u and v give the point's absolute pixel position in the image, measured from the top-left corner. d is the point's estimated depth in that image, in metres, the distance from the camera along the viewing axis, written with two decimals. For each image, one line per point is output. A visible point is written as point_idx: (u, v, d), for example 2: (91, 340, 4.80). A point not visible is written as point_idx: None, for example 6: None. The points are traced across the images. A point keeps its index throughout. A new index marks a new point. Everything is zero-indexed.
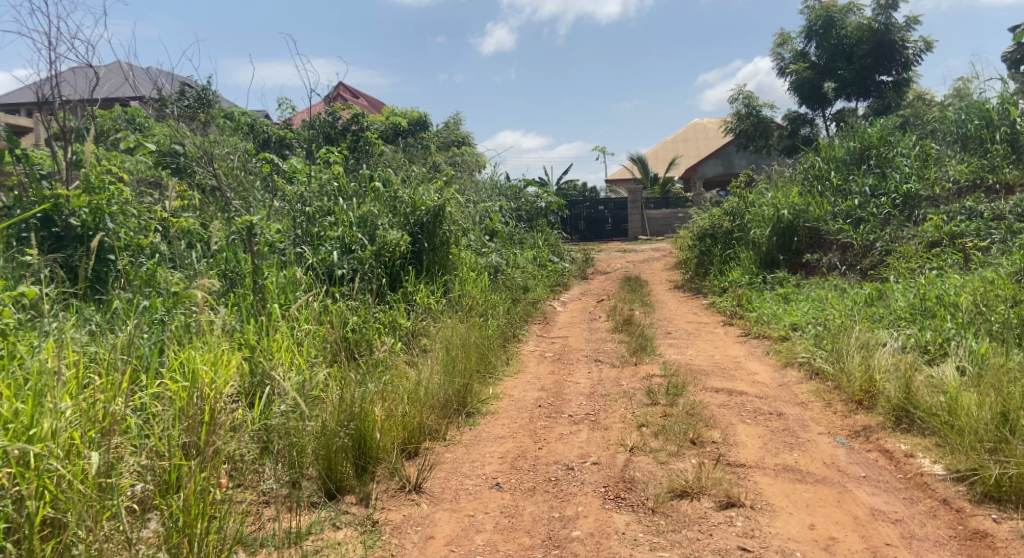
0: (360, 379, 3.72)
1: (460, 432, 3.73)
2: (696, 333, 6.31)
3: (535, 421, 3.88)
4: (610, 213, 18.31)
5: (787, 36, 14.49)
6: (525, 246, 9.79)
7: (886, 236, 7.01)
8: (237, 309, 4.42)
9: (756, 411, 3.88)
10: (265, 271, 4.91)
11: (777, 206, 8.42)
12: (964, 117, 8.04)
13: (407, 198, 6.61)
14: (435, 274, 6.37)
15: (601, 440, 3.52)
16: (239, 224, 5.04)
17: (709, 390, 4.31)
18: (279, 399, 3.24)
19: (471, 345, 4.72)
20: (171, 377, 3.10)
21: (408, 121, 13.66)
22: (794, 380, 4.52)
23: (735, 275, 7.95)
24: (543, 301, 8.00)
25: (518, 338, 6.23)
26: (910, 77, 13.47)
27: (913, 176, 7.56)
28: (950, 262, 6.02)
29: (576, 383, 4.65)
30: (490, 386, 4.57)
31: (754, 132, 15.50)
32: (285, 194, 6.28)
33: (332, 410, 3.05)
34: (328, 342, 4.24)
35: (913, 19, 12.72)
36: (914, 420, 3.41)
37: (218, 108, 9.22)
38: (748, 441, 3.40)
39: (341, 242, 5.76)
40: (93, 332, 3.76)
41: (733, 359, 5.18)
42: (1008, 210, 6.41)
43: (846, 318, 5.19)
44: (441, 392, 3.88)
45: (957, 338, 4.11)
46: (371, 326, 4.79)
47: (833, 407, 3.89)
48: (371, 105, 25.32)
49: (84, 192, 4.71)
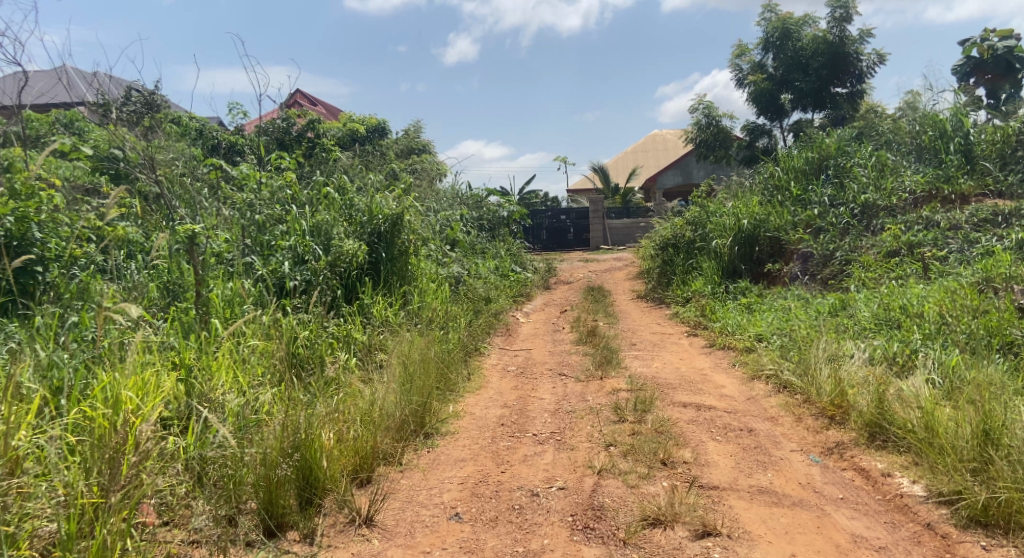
0: (310, 401, 3.45)
1: (417, 455, 3.48)
2: (661, 344, 6.20)
3: (497, 441, 3.67)
4: (572, 223, 18.38)
5: (745, 47, 14.67)
6: (487, 256, 9.60)
7: (845, 246, 7.02)
8: (178, 324, 4.09)
9: (726, 427, 3.74)
10: (210, 282, 4.59)
11: (738, 216, 8.38)
12: (919, 129, 8.20)
13: (364, 205, 6.34)
14: (393, 286, 6.11)
15: (567, 461, 3.32)
16: (182, 232, 4.70)
17: (678, 405, 4.16)
18: (215, 424, 2.97)
19: (431, 360, 4.49)
20: (92, 404, 2.82)
21: (366, 127, 13.33)
22: (762, 393, 4.41)
23: (698, 285, 7.90)
24: (505, 312, 7.80)
25: (480, 351, 6.02)
26: (863, 89, 13.76)
27: (870, 186, 7.60)
28: (910, 271, 6.07)
29: (540, 399, 4.46)
30: (450, 403, 4.33)
31: (713, 141, 15.64)
32: (235, 202, 5.96)
33: (274, 435, 2.79)
34: (276, 358, 3.95)
35: (867, 32, 12.98)
36: (888, 437, 3.31)
37: (166, 113, 8.79)
38: (720, 461, 3.25)
39: (293, 252, 5.47)
40: (12, 350, 3.44)
41: (700, 372, 5.06)
42: (964, 220, 6.51)
43: (812, 328, 5.12)
44: (398, 412, 3.64)
45: (925, 349, 4.07)
46: (323, 341, 4.50)
47: (804, 422, 3.78)
48: (330, 114, 24.67)
49: (9, 199, 4.32)
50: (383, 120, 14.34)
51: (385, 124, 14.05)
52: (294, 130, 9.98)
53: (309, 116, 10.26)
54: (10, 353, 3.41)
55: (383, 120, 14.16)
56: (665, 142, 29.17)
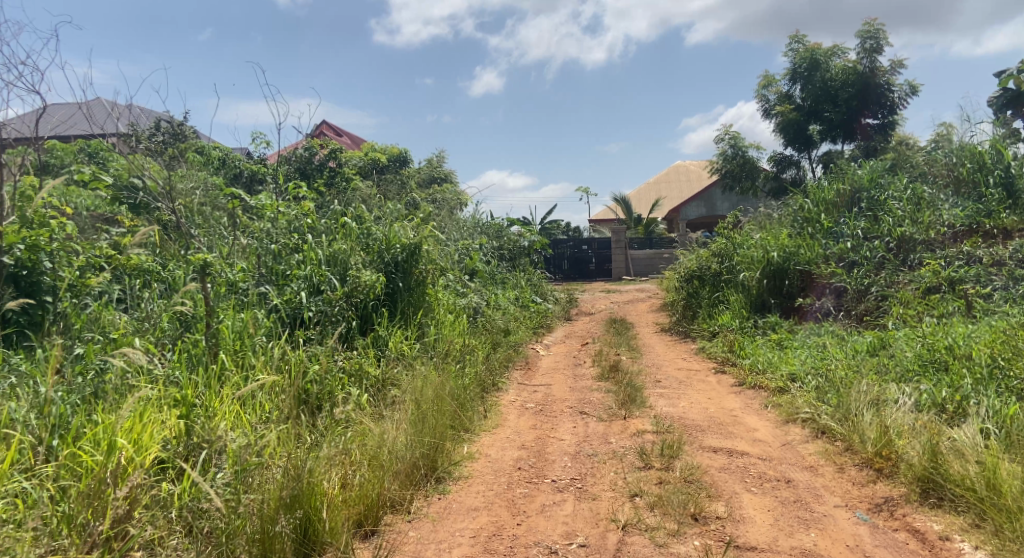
0: (317, 447, 3.26)
1: (427, 502, 3.24)
2: (687, 381, 5.92)
3: (513, 488, 3.42)
4: (594, 253, 18.20)
5: (772, 78, 14.49)
6: (507, 286, 9.43)
7: (881, 280, 6.71)
8: (186, 357, 3.94)
9: (761, 476, 3.46)
10: (220, 313, 4.43)
11: (766, 248, 8.09)
12: (956, 160, 7.89)
13: (381, 235, 6.21)
14: (409, 317, 5.93)
15: (589, 513, 3.07)
16: (196, 262, 4.57)
17: (708, 450, 3.89)
18: (213, 471, 2.79)
19: (445, 398, 4.28)
20: (85, 445, 2.65)
21: (387, 156, 13.36)
22: (798, 439, 4.11)
23: (725, 319, 7.63)
24: (525, 344, 7.59)
25: (498, 387, 5.80)
26: (895, 120, 13.48)
27: (906, 220, 7.26)
28: (953, 309, 5.76)
29: (560, 440, 4.21)
30: (465, 444, 4.10)
31: (739, 172, 15.39)
32: (251, 231, 5.87)
33: (274, 485, 2.60)
34: (285, 392, 3.78)
35: (899, 63, 12.75)
36: (943, 494, 3.00)
37: (188, 143, 8.83)
38: (757, 516, 2.98)
39: (309, 281, 5.34)
40: (13, 385, 3.32)
41: (729, 413, 4.76)
42: (1008, 256, 6.22)
43: (850, 368, 4.82)
44: (408, 454, 3.43)
45: (978, 396, 3.75)
46: (334, 375, 4.32)
47: (847, 473, 3.48)
48: (354, 143, 25.01)
49: (20, 227, 4.20)
50: (405, 149, 14.37)
51: (407, 153, 14.07)
52: (315, 159, 9.98)
53: (330, 144, 10.27)
54: (10, 389, 3.25)
55: (405, 149, 14.18)
56: (689, 173, 28.98)
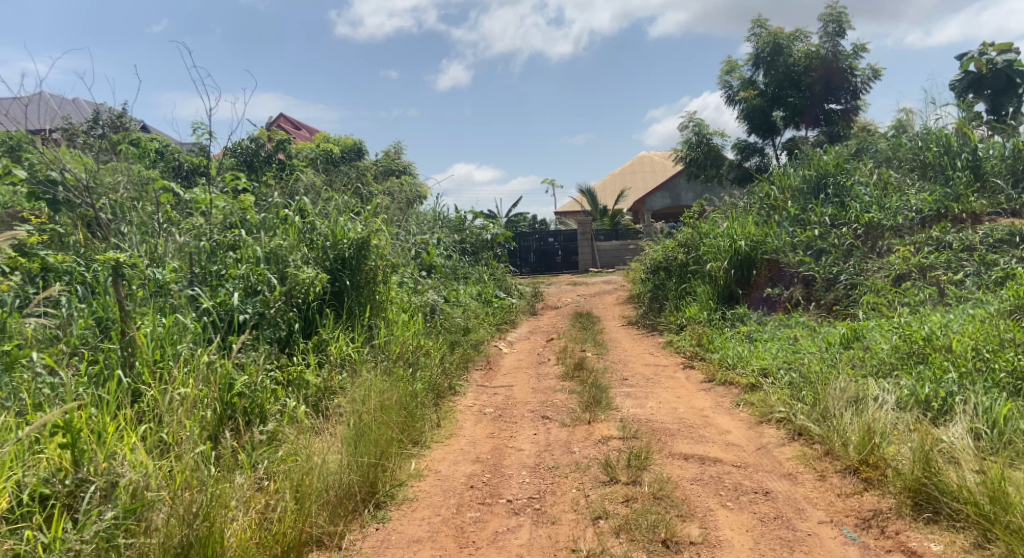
0: (230, 475, 2.90)
1: (362, 536, 2.85)
2: (654, 378, 5.61)
3: (463, 512, 3.04)
4: (560, 246, 17.80)
5: (734, 63, 14.30)
6: (469, 281, 9.02)
7: (850, 268, 6.48)
8: (91, 370, 3.44)
9: (738, 489, 3.13)
10: (138, 318, 3.90)
11: (732, 236, 7.78)
12: (922, 144, 7.74)
13: (326, 230, 5.72)
14: (356, 318, 5.49)
15: (547, 542, 2.72)
16: (105, 260, 3.97)
17: (679, 458, 3.55)
18: (95, 510, 2.45)
19: (391, 408, 3.87)
20: None
21: (340, 148, 12.80)
22: (774, 442, 3.80)
23: (692, 311, 7.35)
24: (486, 343, 7.20)
25: (455, 391, 5.42)
26: (858, 105, 13.40)
27: (874, 205, 7.06)
28: (924, 296, 5.53)
29: (519, 451, 3.84)
30: (413, 460, 3.70)
31: (704, 160, 15.19)
32: (183, 226, 5.31)
33: (163, 532, 2.34)
34: (205, 409, 3.37)
35: (861, 47, 12.66)
36: (939, 507, 2.72)
37: (120, 134, 8.16)
38: (734, 539, 2.66)
39: (245, 282, 4.84)
40: None
41: (700, 414, 4.44)
42: (978, 241, 6.07)
43: (825, 362, 4.54)
44: (342, 480, 3.02)
45: (965, 393, 3.48)
46: (264, 386, 3.87)
47: (828, 481, 3.18)
48: (307, 134, 24.25)
49: None
50: (361, 141, 13.84)
51: (361, 144, 13.52)
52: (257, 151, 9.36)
53: (278, 135, 9.69)
54: None
55: (359, 140, 13.65)
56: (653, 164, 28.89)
